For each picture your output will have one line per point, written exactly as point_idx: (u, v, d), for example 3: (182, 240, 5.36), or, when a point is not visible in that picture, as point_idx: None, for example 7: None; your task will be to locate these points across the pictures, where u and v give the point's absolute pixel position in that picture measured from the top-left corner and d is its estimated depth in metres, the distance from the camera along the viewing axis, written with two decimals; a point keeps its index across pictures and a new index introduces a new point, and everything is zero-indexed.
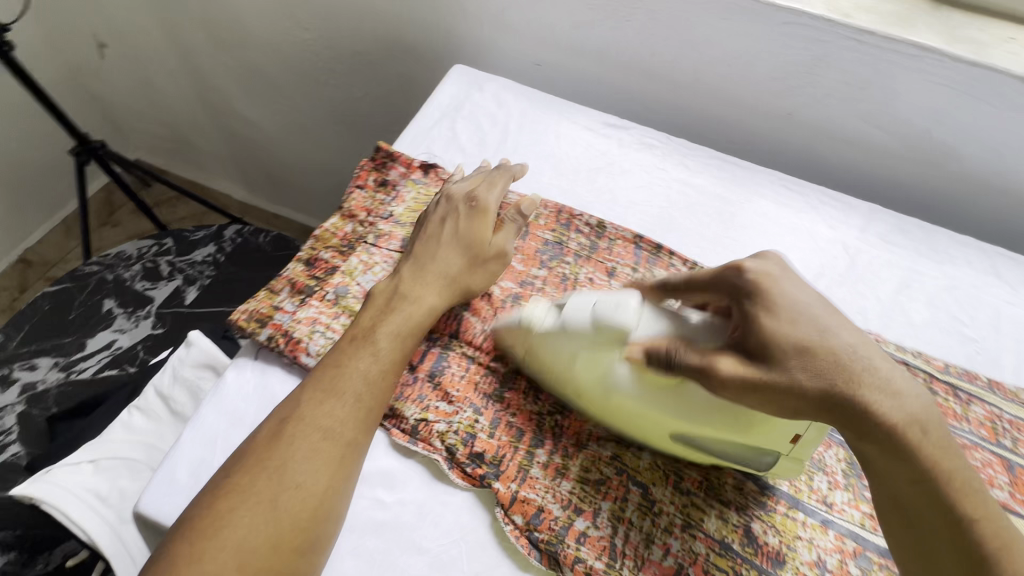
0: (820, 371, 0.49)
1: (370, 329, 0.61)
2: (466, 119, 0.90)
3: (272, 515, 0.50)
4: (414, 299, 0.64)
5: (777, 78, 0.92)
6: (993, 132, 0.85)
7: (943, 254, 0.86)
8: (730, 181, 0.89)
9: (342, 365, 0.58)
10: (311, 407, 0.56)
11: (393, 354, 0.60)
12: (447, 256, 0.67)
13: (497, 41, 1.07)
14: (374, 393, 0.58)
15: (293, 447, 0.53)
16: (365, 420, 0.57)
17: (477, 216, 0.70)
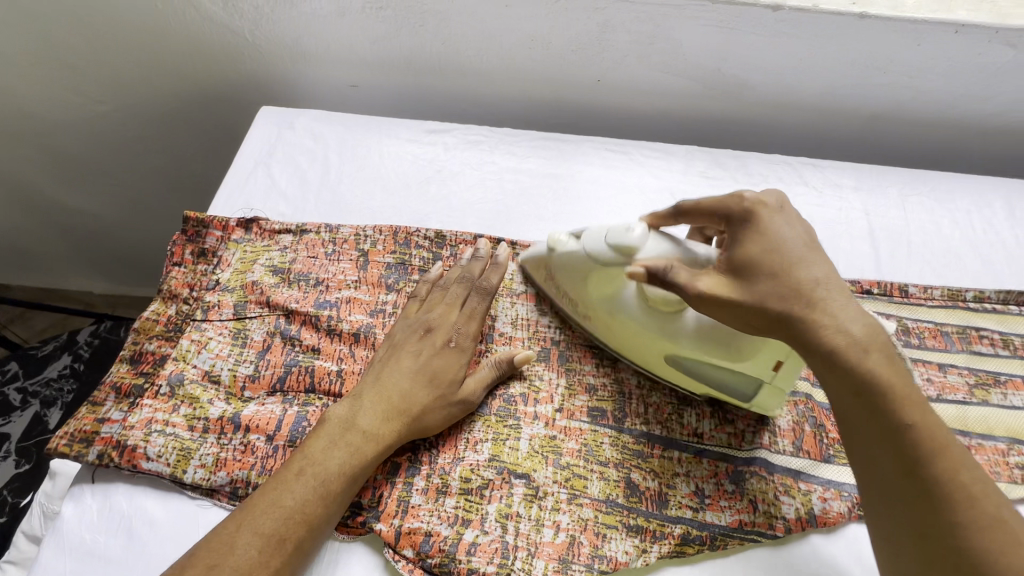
0: (795, 289, 0.51)
1: (314, 463, 0.56)
2: (282, 162, 0.88)
3: None
4: (380, 435, 0.59)
5: (574, 50, 0.95)
6: (768, 57, 0.94)
7: (758, 176, 0.94)
8: (557, 159, 0.92)
9: (280, 504, 0.53)
10: (241, 552, 0.50)
11: (342, 490, 0.56)
12: (413, 400, 0.61)
13: (304, 71, 1.04)
14: (312, 532, 0.54)
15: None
16: (298, 559, 0.53)
17: (448, 355, 0.66)
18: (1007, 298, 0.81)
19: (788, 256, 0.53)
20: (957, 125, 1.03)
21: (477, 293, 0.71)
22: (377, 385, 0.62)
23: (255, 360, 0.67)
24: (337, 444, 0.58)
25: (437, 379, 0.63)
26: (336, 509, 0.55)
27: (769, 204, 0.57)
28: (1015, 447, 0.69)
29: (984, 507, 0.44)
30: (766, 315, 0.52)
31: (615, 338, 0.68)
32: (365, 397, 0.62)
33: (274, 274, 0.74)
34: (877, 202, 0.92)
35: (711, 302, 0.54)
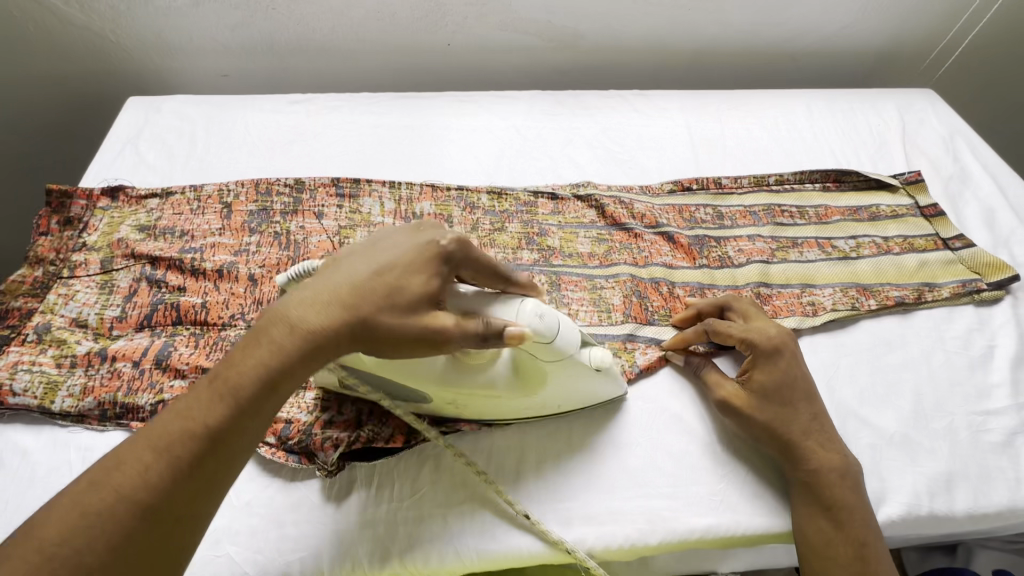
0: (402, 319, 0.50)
1: (232, 375, 0.47)
2: (150, 141, 0.94)
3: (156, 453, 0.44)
4: (314, 346, 0.47)
5: (418, 17, 1.06)
6: (587, 5, 1.07)
7: (594, 108, 1.06)
8: (413, 113, 1.02)
9: (182, 419, 0.45)
10: (127, 468, 0.44)
11: (262, 404, 0.47)
12: (359, 293, 0.48)
13: (174, 65, 1.11)
14: (222, 456, 0.46)
15: (172, 435, 0.45)
16: (198, 493, 0.45)
17: (430, 251, 0.52)
18: (802, 178, 0.95)
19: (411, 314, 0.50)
20: (765, 50, 1.19)
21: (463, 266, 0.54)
22: (323, 276, 0.50)
23: (121, 303, 0.72)
24: (259, 347, 0.47)
25: (405, 284, 0.49)
26: (323, 358, 0.48)
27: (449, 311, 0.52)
28: (807, 289, 0.82)
29: (850, 525, 0.61)
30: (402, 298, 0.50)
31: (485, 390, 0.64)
32: (303, 288, 0.50)
33: (140, 231, 0.79)
34: (698, 118, 1.06)
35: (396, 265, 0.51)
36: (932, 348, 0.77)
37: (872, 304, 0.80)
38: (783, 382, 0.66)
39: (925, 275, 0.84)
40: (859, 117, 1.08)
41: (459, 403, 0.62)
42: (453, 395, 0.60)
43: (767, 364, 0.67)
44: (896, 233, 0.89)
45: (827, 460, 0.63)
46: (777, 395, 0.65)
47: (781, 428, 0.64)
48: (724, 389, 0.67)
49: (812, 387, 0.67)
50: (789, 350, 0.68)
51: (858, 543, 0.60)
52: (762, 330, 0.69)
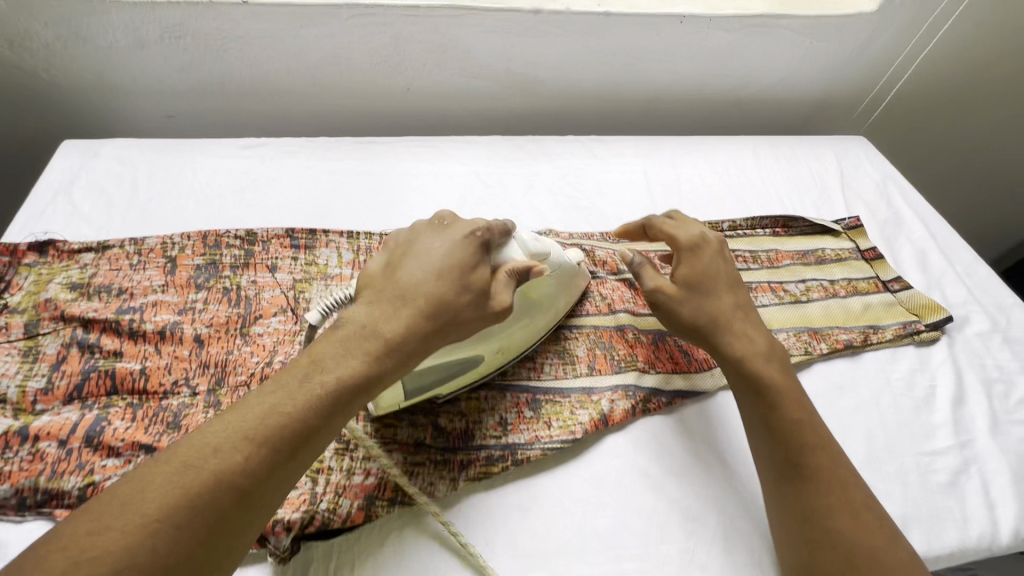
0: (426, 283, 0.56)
1: (322, 372, 0.50)
2: (85, 188, 0.88)
3: (260, 439, 0.45)
4: (403, 350, 0.53)
5: (377, 62, 1.05)
6: (545, 54, 1.09)
7: (554, 152, 1.08)
8: (372, 158, 1.00)
9: (278, 409, 0.46)
10: (226, 454, 0.43)
11: (352, 403, 0.51)
12: (434, 296, 0.56)
13: (117, 105, 1.06)
14: (311, 449, 0.48)
15: (275, 425, 0.46)
16: (281, 485, 0.47)
17: (477, 246, 0.60)
18: (753, 223, 0.99)
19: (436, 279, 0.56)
20: (713, 96, 1.25)
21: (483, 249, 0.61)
22: (391, 280, 0.57)
23: (47, 373, 0.66)
24: (350, 351, 0.52)
25: (465, 283, 0.57)
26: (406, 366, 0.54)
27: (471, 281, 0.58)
28: None
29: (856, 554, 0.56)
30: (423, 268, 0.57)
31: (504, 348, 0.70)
32: (372, 296, 0.56)
33: (70, 290, 0.73)
34: (653, 163, 1.09)
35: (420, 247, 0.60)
36: (880, 390, 0.81)
37: (824, 348, 0.83)
38: (704, 270, 0.73)
39: (870, 318, 0.88)
40: (802, 163, 1.14)
41: (504, 348, 0.69)
42: (499, 340, 0.68)
43: (691, 256, 0.74)
44: (841, 276, 0.94)
45: (745, 342, 0.69)
46: (700, 288, 0.72)
47: (704, 314, 0.70)
48: (660, 280, 0.71)
49: (730, 275, 0.75)
50: (713, 246, 0.75)
51: (828, 469, 0.62)
52: (687, 229, 0.77)
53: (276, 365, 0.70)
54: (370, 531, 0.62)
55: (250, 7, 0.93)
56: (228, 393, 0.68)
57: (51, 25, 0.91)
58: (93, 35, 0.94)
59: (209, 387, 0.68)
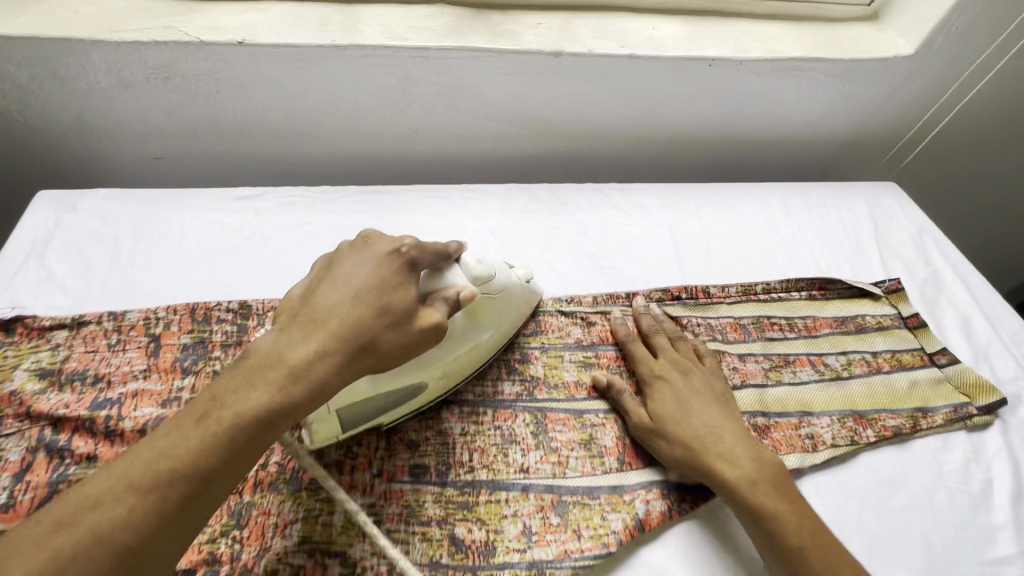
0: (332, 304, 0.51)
1: (224, 407, 0.45)
2: (60, 249, 0.79)
3: (147, 489, 0.40)
4: (308, 378, 0.47)
5: (383, 104, 0.97)
6: (563, 96, 1.02)
7: (573, 204, 1.00)
8: (378, 212, 0.92)
9: (169, 455, 0.42)
10: (107, 507, 0.39)
11: (257, 441, 0.45)
12: (346, 324, 0.50)
13: (99, 146, 0.97)
14: (212, 494, 0.43)
15: (165, 468, 0.41)
16: (182, 532, 0.42)
17: (397, 268, 0.55)
18: (788, 286, 0.92)
19: (342, 300, 0.51)
20: (738, 139, 1.18)
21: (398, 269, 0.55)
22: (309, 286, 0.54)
23: (9, 485, 0.58)
24: (252, 382, 0.46)
25: (386, 307, 0.52)
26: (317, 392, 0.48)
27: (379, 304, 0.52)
28: (804, 419, 0.78)
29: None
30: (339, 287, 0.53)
31: (458, 368, 0.68)
32: (287, 328, 0.50)
33: (40, 379, 0.65)
34: (678, 216, 1.02)
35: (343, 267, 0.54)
36: (933, 484, 0.74)
37: (871, 435, 0.77)
38: (658, 373, 0.74)
39: (918, 398, 0.82)
40: (833, 214, 1.08)
41: (448, 371, 0.67)
42: (439, 368, 0.65)
43: (641, 363, 0.76)
44: (884, 347, 0.87)
45: (724, 442, 0.67)
46: (653, 385, 0.73)
47: (666, 417, 0.70)
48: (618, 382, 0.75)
49: (692, 375, 0.74)
50: (662, 349, 0.78)
51: (784, 522, 0.61)
52: (641, 336, 0.80)
53: (272, 467, 0.63)
54: None
55: (246, 48, 0.85)
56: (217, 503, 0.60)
57: (26, 66, 0.83)
58: (72, 77, 0.85)
59: None
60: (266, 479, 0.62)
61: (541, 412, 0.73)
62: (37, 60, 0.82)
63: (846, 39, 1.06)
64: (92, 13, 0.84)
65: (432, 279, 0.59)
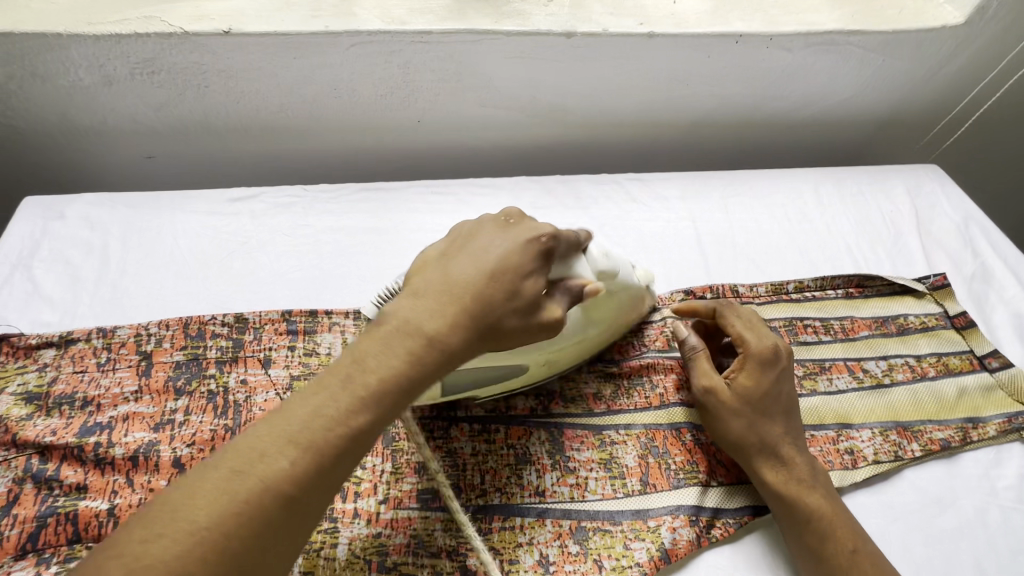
0: (470, 283, 0.48)
1: (368, 370, 0.44)
2: (47, 261, 0.75)
3: (304, 449, 0.40)
4: (446, 347, 0.46)
5: (383, 95, 0.91)
6: (575, 81, 0.94)
7: (587, 198, 0.94)
8: (380, 211, 0.87)
9: (319, 415, 0.42)
10: (273, 459, 0.40)
11: (399, 405, 0.45)
12: (481, 301, 0.47)
13: (88, 147, 0.93)
14: (358, 454, 0.43)
15: (319, 429, 0.41)
16: (334, 486, 0.42)
17: (539, 253, 0.51)
18: (823, 284, 0.85)
19: (478, 279, 0.48)
20: (764, 122, 1.09)
21: (536, 254, 0.51)
22: (447, 256, 0.51)
23: None
24: (393, 347, 0.45)
25: (520, 290, 0.49)
26: (452, 359, 0.46)
27: (510, 290, 0.49)
28: (843, 432, 0.72)
29: None
30: (472, 266, 0.49)
31: (561, 359, 0.66)
32: (421, 291, 0.48)
33: (26, 404, 0.61)
34: (702, 208, 0.95)
35: (476, 246, 0.51)
36: (986, 503, 0.68)
37: (916, 450, 0.71)
38: (764, 389, 0.64)
39: (966, 407, 0.75)
40: (870, 202, 0.99)
41: (551, 361, 0.64)
42: (547, 355, 0.62)
43: (741, 374, 0.65)
44: (929, 351, 0.80)
45: (796, 467, 0.62)
46: (756, 400, 0.63)
47: (752, 435, 0.62)
48: (710, 380, 0.65)
49: (789, 400, 0.65)
50: (773, 362, 0.65)
51: (847, 548, 0.58)
52: (759, 335, 0.66)
53: None
54: None
55: (234, 37, 0.79)
56: None
57: (2, 63, 0.78)
58: (52, 74, 0.80)
59: None
60: None
61: (559, 429, 0.67)
62: (14, 58, 0.77)
63: (888, 7, 0.96)
64: (69, 4, 0.78)
65: (564, 268, 0.55)
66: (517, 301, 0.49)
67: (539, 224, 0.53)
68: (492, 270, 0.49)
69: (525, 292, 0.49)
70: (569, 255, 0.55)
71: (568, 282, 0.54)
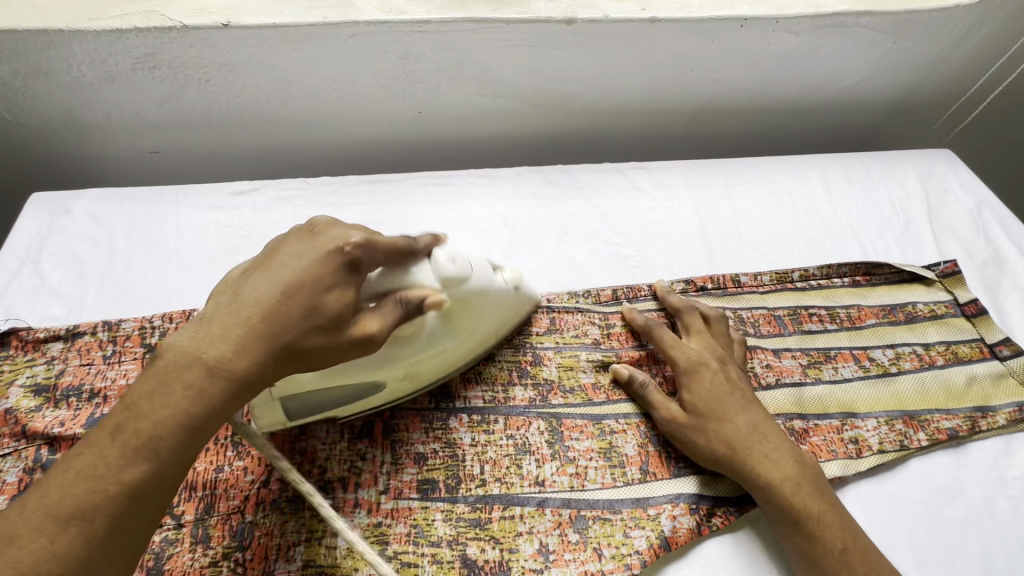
0: (260, 304, 0.45)
1: (139, 420, 0.41)
2: (55, 256, 0.76)
3: (70, 518, 0.38)
4: (231, 379, 0.43)
5: (383, 86, 0.91)
6: (576, 68, 0.93)
7: (589, 188, 0.93)
8: (381, 203, 0.87)
9: (87, 479, 0.39)
10: (25, 541, 0.37)
11: (186, 451, 0.42)
12: (272, 324, 0.44)
13: (94, 144, 0.94)
14: (148, 508, 0.40)
15: (93, 490, 0.39)
16: (137, 536, 0.40)
17: (341, 263, 0.48)
18: (829, 272, 0.84)
19: (268, 303, 0.45)
20: (770, 108, 1.07)
21: (339, 266, 0.48)
22: (224, 287, 0.47)
23: (7, 507, 0.56)
24: (167, 388, 0.41)
25: (321, 305, 0.46)
26: (242, 389, 0.44)
27: (313, 306, 0.46)
28: (848, 421, 0.71)
29: None
30: (269, 283, 0.46)
31: (424, 373, 0.62)
32: (204, 320, 0.44)
33: (35, 395, 0.62)
34: (706, 196, 0.94)
35: (283, 259, 0.47)
36: (995, 492, 0.67)
37: (923, 439, 0.70)
38: (713, 395, 0.64)
39: (976, 395, 0.74)
40: (879, 188, 0.97)
41: (414, 373, 0.61)
42: (404, 367, 0.59)
43: (693, 384, 0.66)
44: (938, 339, 0.79)
45: (774, 465, 0.61)
46: (706, 410, 0.64)
47: (719, 446, 0.62)
48: (668, 410, 0.65)
49: (744, 392, 0.66)
50: (715, 366, 0.67)
51: (836, 547, 0.57)
52: (687, 349, 0.68)
53: (274, 484, 0.60)
54: None
55: (233, 31, 0.79)
56: (218, 523, 0.58)
57: (6, 60, 0.79)
58: (56, 70, 0.81)
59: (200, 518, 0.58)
60: (268, 498, 0.59)
61: (559, 419, 0.67)
62: (18, 54, 0.78)
63: None
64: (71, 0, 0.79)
65: (387, 276, 0.52)
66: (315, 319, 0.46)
67: (343, 230, 0.50)
68: (291, 287, 0.46)
69: (329, 307, 0.46)
70: (389, 262, 0.52)
71: (403, 293, 0.52)
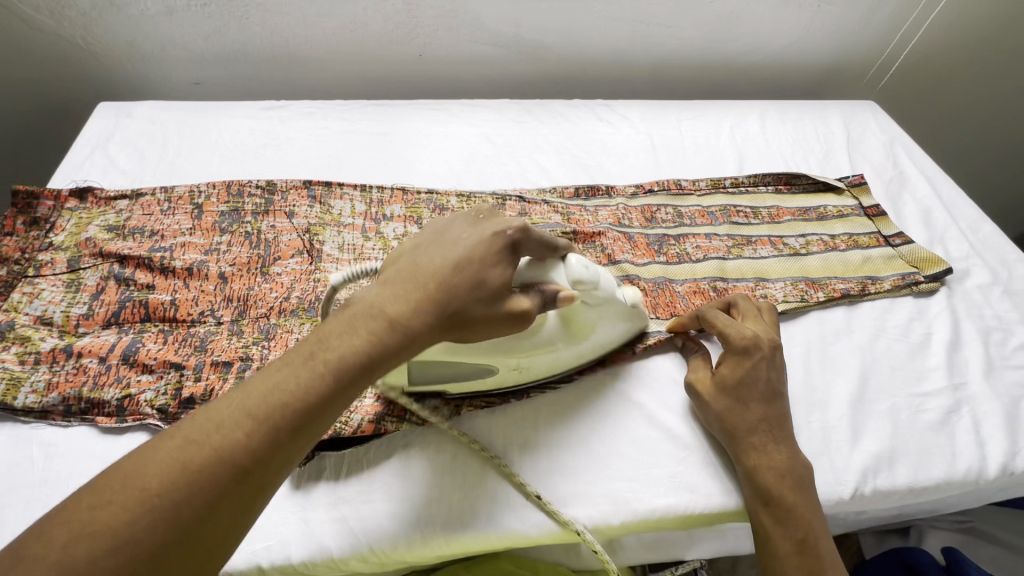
0: (437, 275, 0.51)
1: (326, 351, 0.48)
2: (120, 145, 0.94)
3: (258, 422, 0.44)
4: (404, 332, 0.50)
5: (391, 29, 1.09)
6: (551, 20, 1.12)
7: (561, 116, 1.11)
8: (386, 120, 1.05)
9: (278, 390, 0.46)
10: (227, 431, 0.44)
11: (355, 384, 0.49)
12: (442, 288, 0.51)
13: (150, 72, 1.13)
14: (314, 428, 0.47)
15: (275, 399, 0.45)
16: (301, 448, 0.47)
17: (505, 247, 0.54)
18: (756, 181, 1.01)
19: (445, 273, 0.51)
20: (720, 64, 1.25)
21: (502, 251, 0.54)
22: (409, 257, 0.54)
23: (88, 301, 0.72)
24: (352, 329, 0.49)
25: (483, 280, 0.52)
26: (409, 347, 0.50)
27: (480, 281, 0.52)
28: (760, 283, 0.87)
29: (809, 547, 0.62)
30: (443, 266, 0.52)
31: (532, 369, 0.67)
32: (386, 276, 0.53)
33: (108, 231, 0.80)
34: (659, 126, 1.11)
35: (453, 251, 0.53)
36: (875, 335, 0.82)
37: (821, 296, 0.85)
38: (746, 378, 0.68)
39: (869, 269, 0.90)
40: (808, 126, 1.15)
41: (523, 365, 0.66)
42: (517, 359, 0.64)
43: (733, 360, 0.70)
44: (842, 231, 0.95)
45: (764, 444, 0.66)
46: (734, 388, 0.68)
47: (723, 416, 0.67)
48: (696, 373, 0.72)
49: (776, 388, 0.69)
50: (766, 351, 0.70)
51: (772, 471, 0.64)
52: (742, 328, 0.71)
53: (294, 299, 0.76)
54: (379, 445, 0.67)
55: None
56: (249, 323, 0.73)
57: None
58: (126, 4, 1.01)
59: (235, 318, 0.73)
60: (289, 308, 0.75)
61: None
62: None
63: None
64: None
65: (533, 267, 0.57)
66: (485, 291, 0.52)
67: (507, 220, 0.56)
68: (460, 265, 0.52)
69: (493, 284, 0.52)
70: (542, 253, 0.58)
71: (544, 284, 0.57)
